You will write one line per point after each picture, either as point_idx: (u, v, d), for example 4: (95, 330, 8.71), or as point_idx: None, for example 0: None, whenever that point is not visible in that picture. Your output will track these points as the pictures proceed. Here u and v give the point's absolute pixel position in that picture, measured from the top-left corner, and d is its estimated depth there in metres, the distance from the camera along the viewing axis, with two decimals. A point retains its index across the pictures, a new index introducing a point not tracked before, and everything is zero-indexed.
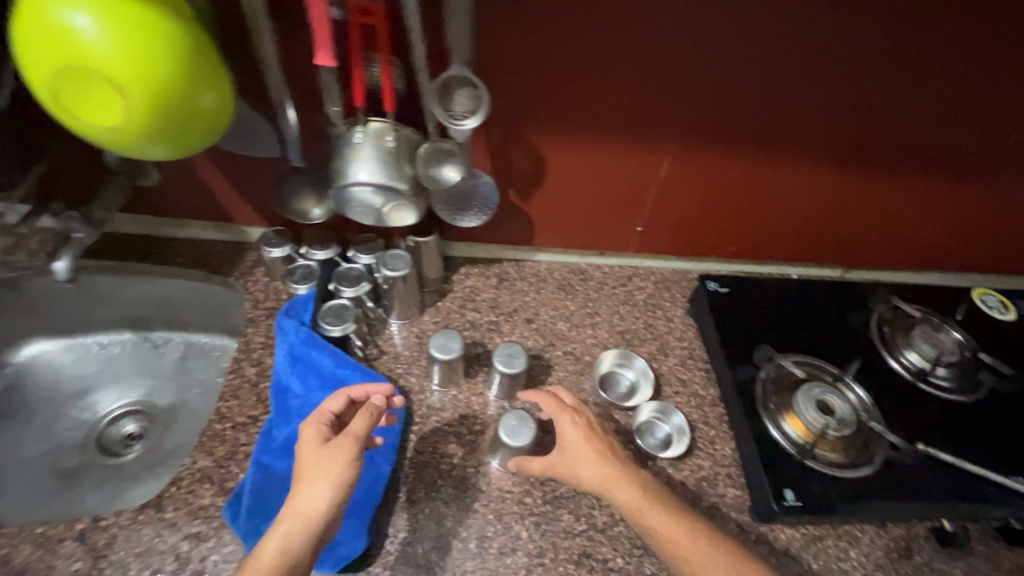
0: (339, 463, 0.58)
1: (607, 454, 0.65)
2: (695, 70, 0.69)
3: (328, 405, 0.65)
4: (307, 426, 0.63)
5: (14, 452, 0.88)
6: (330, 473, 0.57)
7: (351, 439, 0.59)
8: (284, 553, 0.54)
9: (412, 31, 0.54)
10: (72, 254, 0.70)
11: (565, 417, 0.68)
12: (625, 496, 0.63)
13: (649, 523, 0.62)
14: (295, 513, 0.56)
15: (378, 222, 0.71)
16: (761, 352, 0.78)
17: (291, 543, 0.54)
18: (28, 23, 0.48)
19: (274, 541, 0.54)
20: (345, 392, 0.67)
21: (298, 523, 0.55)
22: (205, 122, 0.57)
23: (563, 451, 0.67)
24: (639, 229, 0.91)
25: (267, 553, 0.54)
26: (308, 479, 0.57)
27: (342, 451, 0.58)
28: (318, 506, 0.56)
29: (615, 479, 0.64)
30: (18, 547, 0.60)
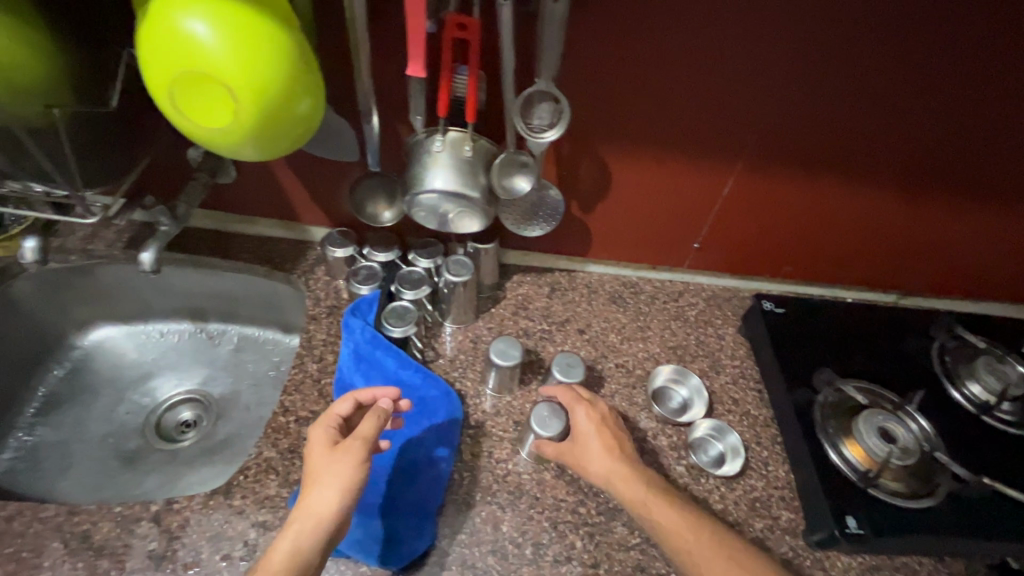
0: (347, 466, 0.58)
1: (613, 449, 0.68)
2: (765, 90, 0.70)
3: (336, 408, 0.65)
4: (315, 430, 0.63)
5: (80, 432, 0.91)
6: (338, 477, 0.58)
7: (359, 441, 0.60)
8: (296, 554, 0.54)
9: (506, 45, 0.56)
10: (157, 247, 0.74)
11: (575, 412, 0.71)
12: (628, 490, 0.65)
13: (652, 515, 0.63)
14: (306, 515, 0.56)
15: (441, 227, 0.73)
16: (821, 376, 0.77)
17: (301, 546, 0.55)
18: (153, 30, 0.50)
19: (284, 544, 0.55)
20: (353, 396, 0.66)
21: (308, 525, 0.56)
22: (300, 126, 0.59)
23: (574, 442, 0.70)
24: (695, 246, 0.91)
25: (277, 556, 0.54)
26: (317, 482, 0.58)
27: (350, 454, 0.59)
28: (326, 509, 0.56)
29: (619, 473, 0.66)
30: (97, 524, 0.63)
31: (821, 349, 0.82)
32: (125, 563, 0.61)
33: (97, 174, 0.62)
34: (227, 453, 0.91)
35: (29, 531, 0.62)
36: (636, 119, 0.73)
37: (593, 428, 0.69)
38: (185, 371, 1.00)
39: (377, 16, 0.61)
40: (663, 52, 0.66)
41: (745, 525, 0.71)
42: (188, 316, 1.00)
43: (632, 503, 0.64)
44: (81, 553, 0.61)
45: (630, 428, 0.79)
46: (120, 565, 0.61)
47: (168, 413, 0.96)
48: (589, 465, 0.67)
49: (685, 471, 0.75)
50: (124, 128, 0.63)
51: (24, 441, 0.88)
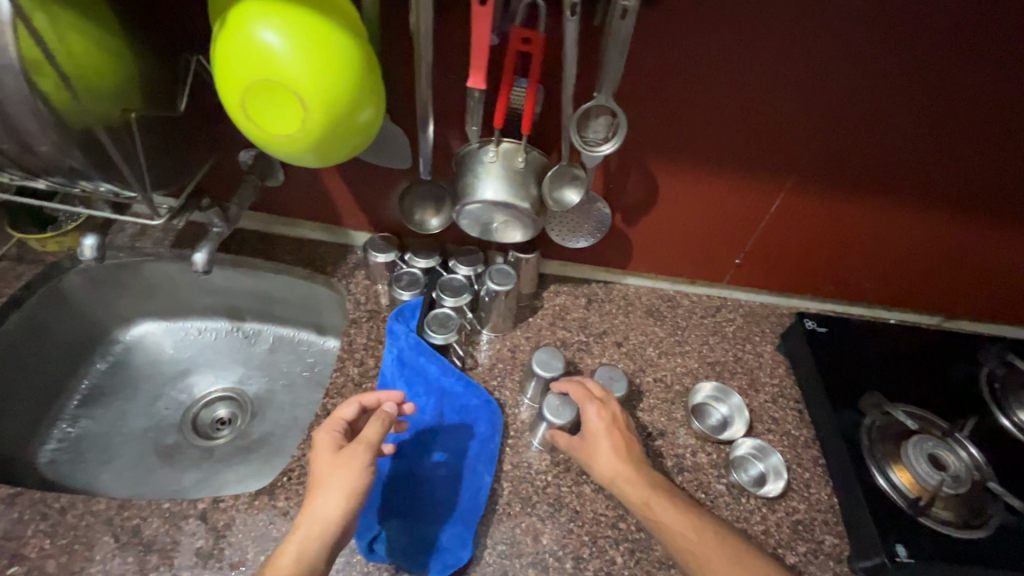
0: (352, 469, 0.59)
1: (622, 450, 0.68)
2: (820, 109, 0.69)
3: (340, 412, 0.66)
4: (319, 433, 0.63)
5: (120, 426, 0.92)
6: (344, 481, 0.58)
7: (363, 445, 0.61)
8: (302, 559, 0.54)
9: (570, 60, 0.56)
10: (210, 248, 0.75)
11: (589, 409, 0.71)
12: (633, 492, 0.65)
13: (656, 517, 0.63)
14: (312, 518, 0.56)
15: (484, 234, 0.74)
16: (869, 399, 0.76)
17: (307, 550, 0.54)
18: (230, 41, 0.52)
19: (291, 550, 0.54)
20: (357, 400, 0.67)
21: (314, 530, 0.55)
22: (360, 134, 0.60)
23: (584, 437, 0.70)
24: (737, 262, 0.91)
25: (282, 562, 0.53)
26: (323, 486, 0.58)
27: (354, 457, 0.59)
28: (331, 513, 0.56)
29: (622, 476, 0.66)
30: (147, 519, 0.64)
31: (866, 371, 0.81)
32: (174, 560, 0.61)
33: (164, 177, 0.63)
34: (262, 452, 0.91)
35: (81, 524, 0.63)
36: (688, 135, 0.73)
37: (601, 426, 0.70)
38: (221, 369, 1.01)
39: (440, 27, 0.61)
40: (721, 69, 0.66)
41: (788, 549, 0.70)
42: (226, 314, 1.01)
43: (634, 502, 0.64)
44: (131, 547, 0.62)
45: (669, 444, 0.78)
46: (169, 562, 0.61)
47: (205, 410, 0.97)
48: (595, 461, 0.68)
49: (726, 490, 0.74)
50: (189, 133, 0.65)
51: (67, 433, 0.89)
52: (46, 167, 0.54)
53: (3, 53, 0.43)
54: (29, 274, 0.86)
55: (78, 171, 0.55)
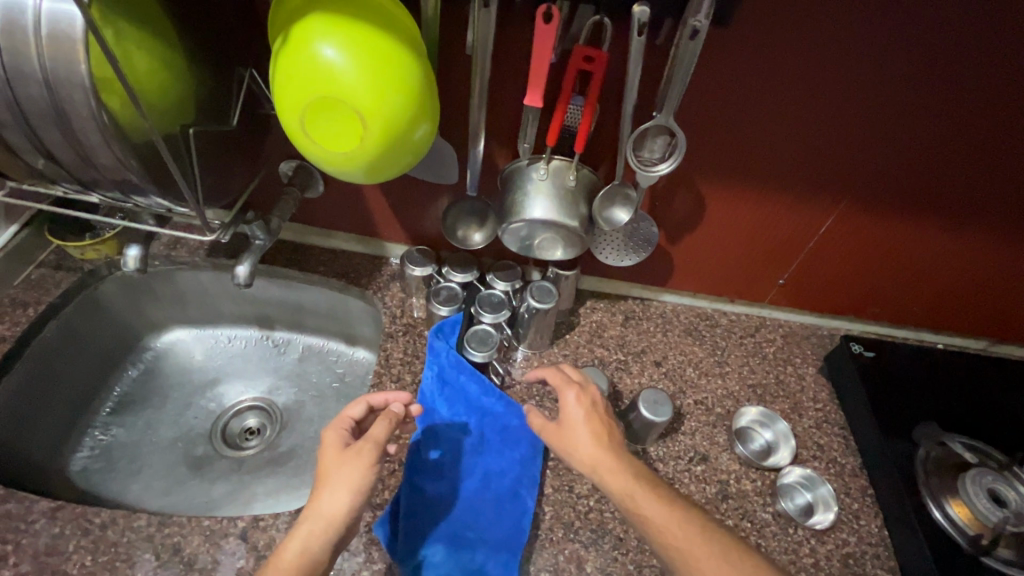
0: (358, 467, 0.57)
1: (602, 436, 0.63)
2: (878, 130, 0.68)
3: (348, 411, 0.65)
4: (328, 431, 0.62)
5: (151, 435, 0.91)
6: (350, 478, 0.57)
7: (371, 443, 0.59)
8: (306, 554, 0.53)
9: (634, 80, 0.55)
10: (253, 260, 0.74)
11: (567, 392, 0.67)
12: (615, 481, 0.59)
13: (640, 511, 0.57)
14: (318, 514, 0.55)
15: (524, 251, 0.73)
16: (926, 430, 0.75)
17: (311, 546, 0.53)
18: (292, 60, 0.51)
19: (295, 544, 0.53)
20: (365, 399, 0.66)
21: (319, 525, 0.55)
22: (415, 152, 0.59)
23: (561, 424, 0.65)
24: (780, 282, 0.89)
25: (287, 556, 0.52)
26: (329, 482, 0.57)
27: (362, 456, 0.58)
28: (337, 510, 0.55)
29: (600, 463, 0.61)
30: (187, 537, 0.63)
31: (914, 399, 0.79)
32: None
33: (215, 190, 0.62)
34: (292, 465, 0.90)
35: (122, 540, 0.62)
36: (740, 154, 0.71)
37: (575, 412, 0.65)
38: (251, 378, 1.00)
39: (499, 44, 0.60)
40: (779, 89, 0.64)
41: None
42: (256, 323, 1.00)
43: (617, 494, 0.58)
44: (172, 566, 0.61)
45: (713, 470, 0.76)
46: None
47: (235, 419, 0.96)
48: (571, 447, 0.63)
49: (773, 519, 0.72)
50: (239, 147, 0.64)
51: (99, 441, 0.88)
52: (102, 180, 0.53)
53: (75, 68, 0.42)
54: (66, 282, 0.86)
55: (133, 185, 0.55)
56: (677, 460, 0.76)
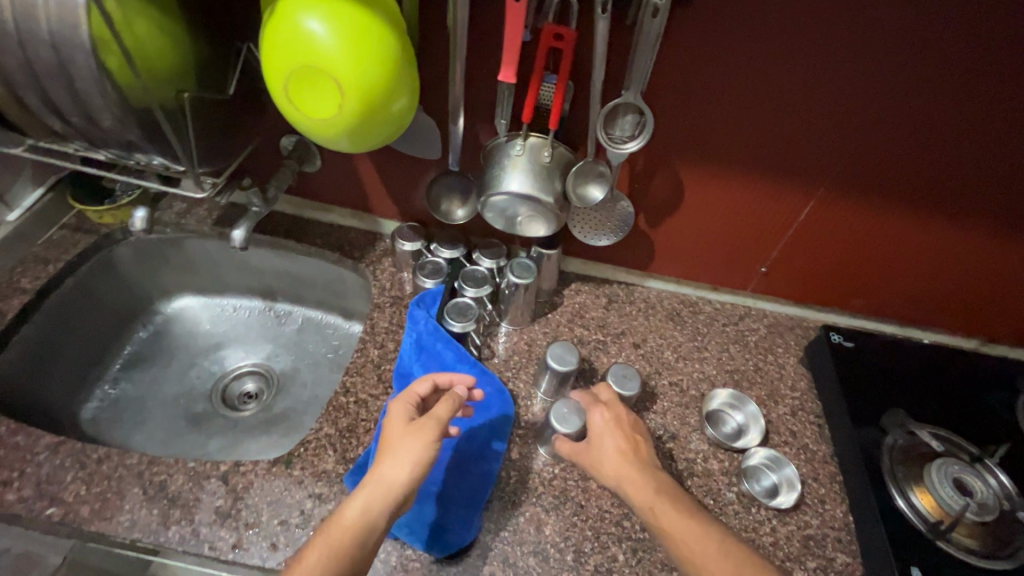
0: (421, 442, 0.59)
1: (627, 453, 0.65)
2: (855, 116, 0.68)
3: (415, 388, 0.68)
4: (396, 403, 0.65)
5: (156, 390, 0.97)
6: (412, 451, 0.58)
7: (436, 423, 0.61)
8: (366, 516, 0.55)
9: (599, 57, 0.58)
10: (248, 226, 0.79)
11: (596, 411, 0.69)
12: (639, 495, 0.62)
13: (658, 521, 0.59)
14: (380, 480, 0.56)
15: (507, 228, 0.76)
16: (892, 417, 0.76)
17: (371, 509, 0.55)
18: (278, 32, 0.55)
19: (357, 504, 0.55)
20: (432, 377, 0.69)
21: (379, 492, 0.56)
22: (394, 122, 0.62)
23: (591, 445, 0.67)
24: (762, 270, 0.90)
25: (349, 516, 0.54)
26: (390, 452, 0.59)
27: (425, 431, 0.60)
28: (398, 478, 0.57)
29: (623, 486, 0.63)
30: (173, 476, 0.68)
31: (886, 392, 0.80)
32: (194, 515, 0.65)
33: (211, 154, 0.67)
34: (282, 426, 0.95)
35: (115, 475, 0.67)
36: (715, 138, 0.72)
37: (604, 431, 0.68)
38: (252, 345, 1.05)
39: (477, 24, 0.64)
40: (753, 74, 0.66)
41: (797, 563, 0.68)
42: (259, 294, 1.06)
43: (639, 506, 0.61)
44: (158, 500, 0.66)
45: (681, 447, 0.77)
46: (190, 516, 0.65)
47: (234, 382, 1.02)
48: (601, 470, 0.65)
49: (736, 498, 0.73)
50: (235, 115, 0.69)
51: (108, 393, 0.94)
52: (106, 140, 0.59)
53: (77, 33, 0.47)
54: (84, 243, 0.92)
55: (134, 145, 0.59)
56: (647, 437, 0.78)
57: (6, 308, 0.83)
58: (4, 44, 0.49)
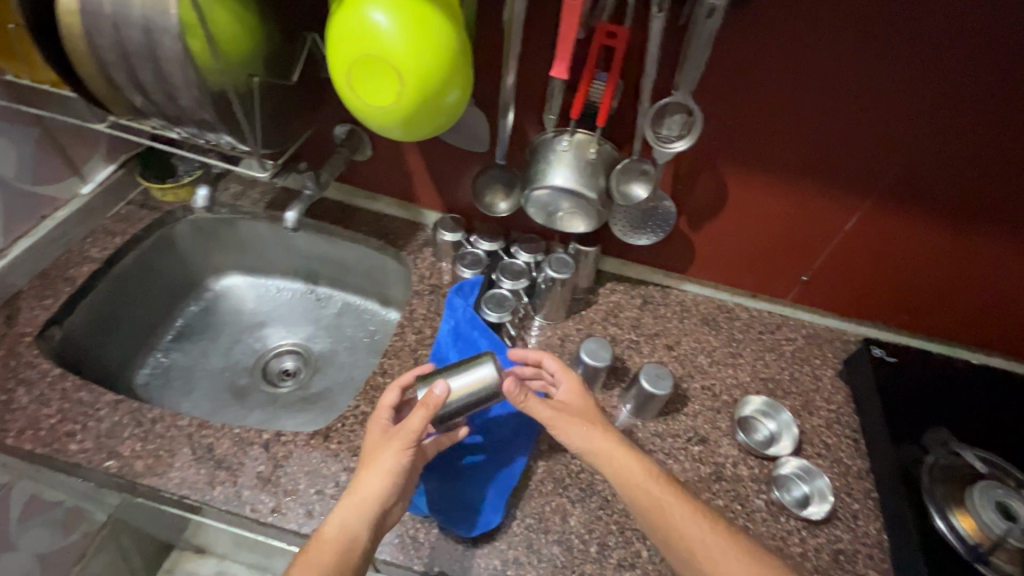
0: (392, 454, 0.61)
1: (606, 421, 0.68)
2: (911, 126, 0.67)
3: (383, 399, 0.68)
4: (371, 423, 0.67)
5: (203, 363, 1.02)
6: (384, 463, 0.60)
7: (407, 430, 0.62)
8: (346, 529, 0.57)
9: (652, 55, 0.59)
10: (301, 208, 0.83)
11: (569, 373, 0.71)
12: (631, 462, 0.63)
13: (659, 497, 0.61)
14: (356, 493, 0.59)
15: (548, 223, 0.77)
16: (935, 435, 0.74)
17: (349, 521, 0.57)
18: (345, 22, 0.58)
19: (335, 519, 0.58)
20: (397, 384, 0.69)
21: (355, 504, 0.58)
22: (447, 111, 0.65)
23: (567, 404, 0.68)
24: (803, 279, 0.88)
25: (329, 531, 0.57)
26: (366, 467, 0.61)
27: (396, 442, 0.62)
28: (374, 491, 0.59)
29: (623, 447, 0.65)
30: (220, 440, 0.72)
31: (930, 411, 0.78)
32: (238, 478, 0.69)
33: (274, 137, 0.71)
34: (319, 405, 0.98)
35: (167, 434, 0.72)
36: (763, 143, 0.72)
37: (581, 395, 0.69)
38: (293, 325, 1.09)
39: (532, 20, 0.66)
40: (806, 78, 0.65)
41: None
42: (302, 277, 1.10)
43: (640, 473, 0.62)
44: (205, 461, 0.70)
45: (710, 451, 0.77)
46: (234, 479, 0.69)
47: (274, 359, 1.06)
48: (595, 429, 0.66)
49: (764, 506, 0.72)
50: (297, 102, 0.73)
51: (160, 361, 1.00)
52: (181, 118, 0.63)
53: (167, 16, 0.52)
54: (148, 219, 0.98)
55: (206, 124, 0.64)
56: (675, 438, 0.78)
57: (77, 275, 0.89)
58: (102, 27, 0.54)
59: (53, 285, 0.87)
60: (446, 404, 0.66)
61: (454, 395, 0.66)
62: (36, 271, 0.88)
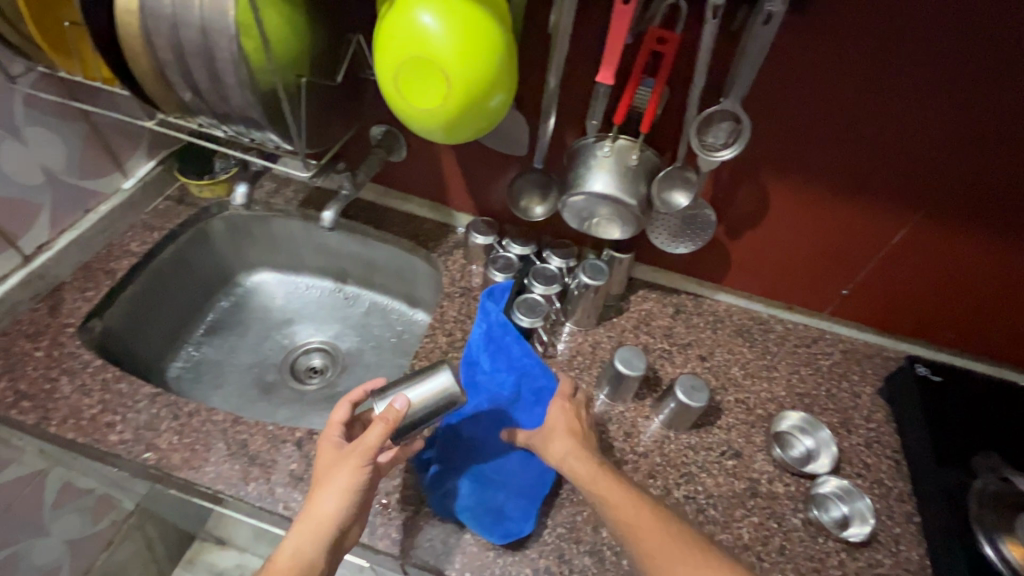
0: (346, 473, 0.58)
1: (577, 433, 0.67)
2: (968, 141, 0.65)
3: (333, 417, 0.65)
4: (320, 444, 0.63)
5: (233, 358, 1.03)
6: (339, 483, 0.58)
7: (362, 447, 0.59)
8: (300, 555, 0.55)
9: (704, 61, 0.57)
10: (337, 208, 0.84)
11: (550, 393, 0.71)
12: (582, 470, 0.63)
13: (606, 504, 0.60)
14: (311, 518, 0.57)
15: (585, 229, 0.76)
16: (984, 460, 0.72)
17: (303, 547, 0.55)
18: (394, 25, 0.58)
19: (288, 547, 0.56)
20: (346, 399, 0.66)
21: (310, 529, 0.56)
22: (489, 116, 0.64)
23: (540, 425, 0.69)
24: (843, 293, 0.86)
25: (281, 560, 0.55)
26: (319, 488, 0.59)
27: (350, 460, 0.59)
28: (330, 513, 0.57)
29: (572, 453, 0.65)
30: (253, 436, 0.72)
31: (977, 434, 0.75)
32: (271, 475, 0.69)
33: (317, 138, 0.71)
34: None
35: (202, 429, 0.73)
36: (810, 153, 0.71)
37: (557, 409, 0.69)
38: (321, 323, 1.10)
39: (580, 25, 0.65)
40: (858, 87, 0.63)
41: None
42: (332, 276, 1.11)
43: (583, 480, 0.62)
44: (239, 457, 0.70)
45: (744, 466, 0.75)
46: (267, 475, 0.69)
47: (302, 356, 1.06)
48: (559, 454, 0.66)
49: (802, 525, 0.70)
50: (339, 103, 0.73)
51: (191, 355, 1.01)
52: (230, 117, 0.64)
53: (225, 18, 0.52)
54: (185, 214, 1.00)
55: (254, 124, 0.64)
56: (708, 451, 0.76)
57: (117, 268, 0.91)
58: (162, 27, 0.54)
59: (94, 277, 0.89)
60: (408, 416, 0.64)
61: (414, 408, 0.64)
62: (78, 263, 0.90)
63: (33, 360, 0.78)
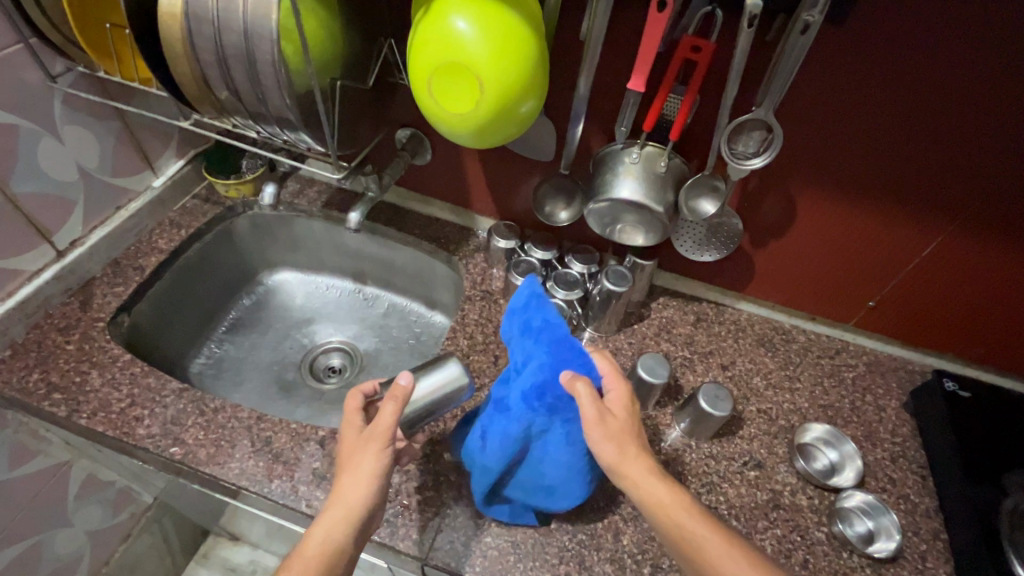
0: (371, 455, 0.58)
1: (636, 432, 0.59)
2: (1007, 154, 0.63)
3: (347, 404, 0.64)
4: (342, 430, 0.62)
5: (253, 356, 1.04)
6: (365, 466, 0.57)
7: (381, 430, 0.59)
8: (330, 541, 0.54)
9: (738, 71, 0.57)
10: (363, 209, 0.84)
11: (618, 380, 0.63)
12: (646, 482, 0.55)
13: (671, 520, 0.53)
14: (339, 504, 0.56)
15: (608, 235, 0.76)
16: (1015, 480, 0.70)
17: (332, 533, 0.54)
18: (430, 31, 0.59)
19: (317, 533, 0.54)
20: (358, 390, 0.65)
21: (339, 514, 0.55)
22: (517, 122, 0.64)
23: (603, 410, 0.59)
24: (869, 304, 0.85)
25: (312, 546, 0.54)
26: (344, 473, 0.57)
27: (372, 443, 0.58)
28: (358, 497, 0.56)
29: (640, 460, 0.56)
30: (277, 434, 0.73)
31: (1007, 452, 0.73)
32: (294, 473, 0.70)
33: (348, 139, 0.72)
34: None
35: (228, 425, 0.73)
36: (841, 163, 0.70)
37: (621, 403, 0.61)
38: (340, 323, 1.11)
39: (611, 33, 0.66)
40: (894, 98, 0.63)
41: None
42: (352, 276, 1.12)
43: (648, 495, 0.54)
44: (263, 454, 0.71)
45: (767, 477, 0.74)
46: (290, 473, 0.70)
47: (322, 356, 1.07)
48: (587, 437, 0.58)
49: (826, 539, 0.69)
50: (369, 106, 0.74)
51: (214, 352, 1.02)
52: (265, 118, 0.65)
53: (267, 21, 0.53)
54: (211, 213, 1.01)
55: (288, 125, 0.65)
56: (730, 461, 0.76)
57: (146, 265, 0.93)
58: (205, 29, 0.55)
59: (124, 273, 0.91)
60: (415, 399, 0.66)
61: (419, 389, 0.67)
62: (109, 259, 0.92)
63: (64, 354, 0.80)
